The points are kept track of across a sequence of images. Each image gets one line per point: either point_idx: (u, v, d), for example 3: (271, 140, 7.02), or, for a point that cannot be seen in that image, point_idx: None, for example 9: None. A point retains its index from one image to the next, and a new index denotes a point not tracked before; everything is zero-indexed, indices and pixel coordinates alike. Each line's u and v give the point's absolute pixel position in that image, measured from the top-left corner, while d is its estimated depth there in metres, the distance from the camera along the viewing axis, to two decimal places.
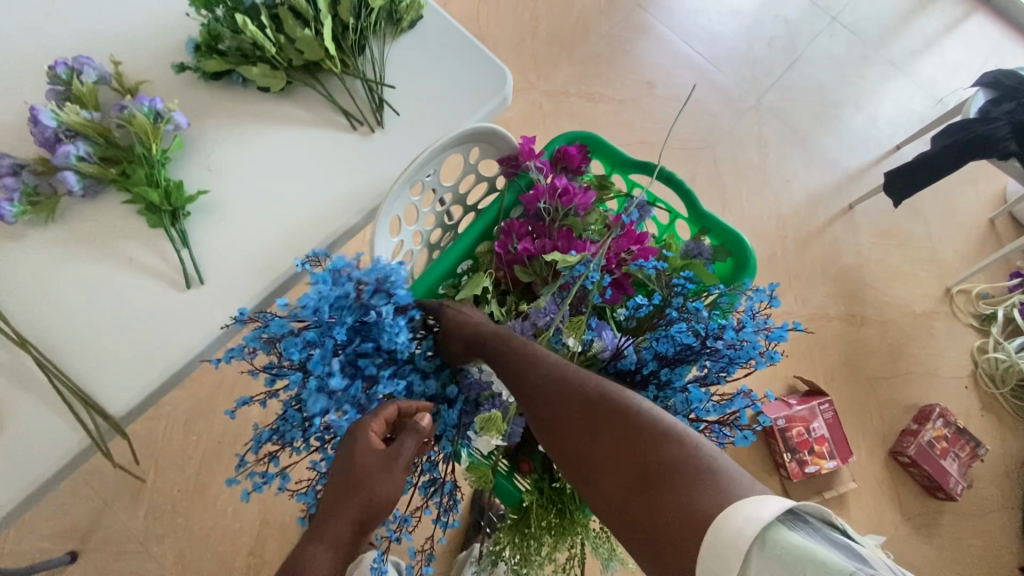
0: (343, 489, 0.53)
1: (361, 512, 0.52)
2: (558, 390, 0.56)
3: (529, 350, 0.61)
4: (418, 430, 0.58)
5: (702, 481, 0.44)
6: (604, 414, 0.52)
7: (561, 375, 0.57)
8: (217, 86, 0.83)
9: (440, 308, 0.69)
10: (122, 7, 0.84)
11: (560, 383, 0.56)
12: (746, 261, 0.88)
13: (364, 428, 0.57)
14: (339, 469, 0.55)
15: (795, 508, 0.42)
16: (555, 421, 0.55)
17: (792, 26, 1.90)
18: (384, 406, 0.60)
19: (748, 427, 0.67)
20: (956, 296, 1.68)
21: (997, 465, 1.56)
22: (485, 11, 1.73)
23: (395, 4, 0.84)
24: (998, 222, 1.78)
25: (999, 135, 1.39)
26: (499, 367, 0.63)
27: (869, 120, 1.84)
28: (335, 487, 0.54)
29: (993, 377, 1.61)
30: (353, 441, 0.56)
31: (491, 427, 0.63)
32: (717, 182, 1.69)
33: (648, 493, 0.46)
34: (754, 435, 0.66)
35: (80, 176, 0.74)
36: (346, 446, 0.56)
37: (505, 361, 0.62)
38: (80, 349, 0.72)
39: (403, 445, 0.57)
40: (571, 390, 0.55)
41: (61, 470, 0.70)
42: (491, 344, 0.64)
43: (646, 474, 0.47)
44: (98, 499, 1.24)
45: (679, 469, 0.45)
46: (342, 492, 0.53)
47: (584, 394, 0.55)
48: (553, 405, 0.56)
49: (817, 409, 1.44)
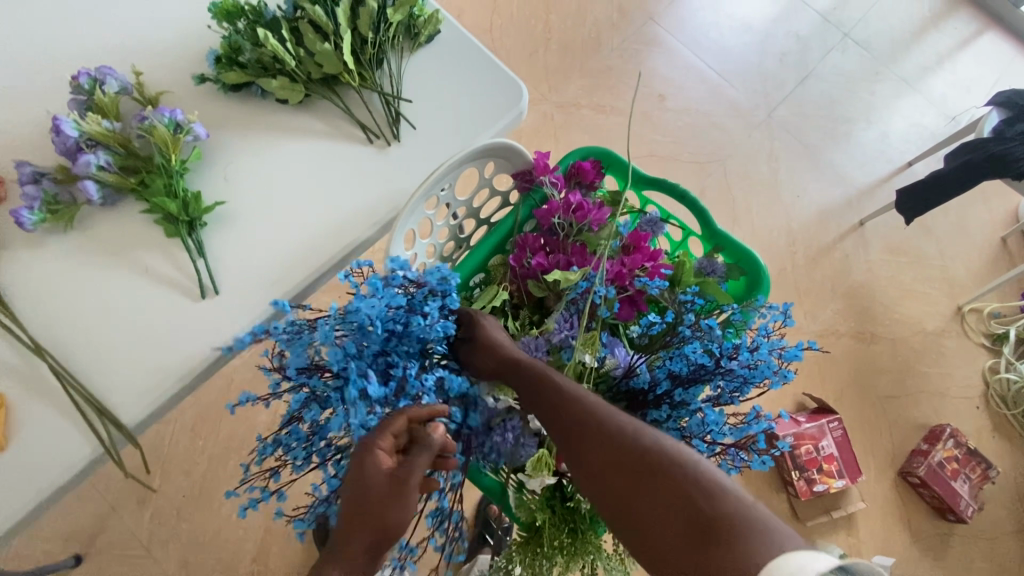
0: (355, 516, 0.52)
1: (373, 537, 0.52)
2: (603, 437, 0.55)
3: (568, 392, 0.61)
4: (427, 445, 0.55)
5: (755, 535, 0.44)
6: (651, 463, 0.51)
7: (603, 421, 0.56)
8: (236, 98, 0.83)
9: (474, 317, 0.72)
10: (145, 18, 0.85)
11: (601, 426, 0.56)
12: (760, 280, 0.87)
13: (371, 450, 0.54)
14: (350, 493, 0.53)
15: (847, 566, 0.43)
16: (595, 465, 0.55)
17: (804, 42, 1.90)
18: (393, 418, 0.56)
19: (766, 453, 0.66)
20: (967, 315, 1.67)
21: (1008, 486, 1.53)
22: (498, 22, 1.74)
23: (413, 19, 0.85)
24: (1011, 241, 1.76)
25: (1013, 155, 1.38)
26: (536, 402, 0.63)
27: (881, 136, 1.84)
28: (346, 513, 0.53)
29: (1005, 397, 1.59)
30: (361, 464, 0.53)
31: (543, 466, 0.68)
32: (726, 196, 1.69)
33: (705, 548, 0.45)
34: (772, 461, 0.65)
35: (99, 185, 0.75)
36: (354, 466, 0.54)
37: (547, 403, 0.61)
38: (94, 358, 0.72)
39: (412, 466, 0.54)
40: (612, 433, 0.55)
41: (72, 478, 0.70)
42: (528, 378, 0.64)
43: (701, 527, 0.46)
44: (104, 503, 1.24)
45: (727, 526, 0.45)
46: (354, 518, 0.52)
47: (626, 438, 0.54)
48: (599, 453, 0.55)
49: (826, 427, 1.42)
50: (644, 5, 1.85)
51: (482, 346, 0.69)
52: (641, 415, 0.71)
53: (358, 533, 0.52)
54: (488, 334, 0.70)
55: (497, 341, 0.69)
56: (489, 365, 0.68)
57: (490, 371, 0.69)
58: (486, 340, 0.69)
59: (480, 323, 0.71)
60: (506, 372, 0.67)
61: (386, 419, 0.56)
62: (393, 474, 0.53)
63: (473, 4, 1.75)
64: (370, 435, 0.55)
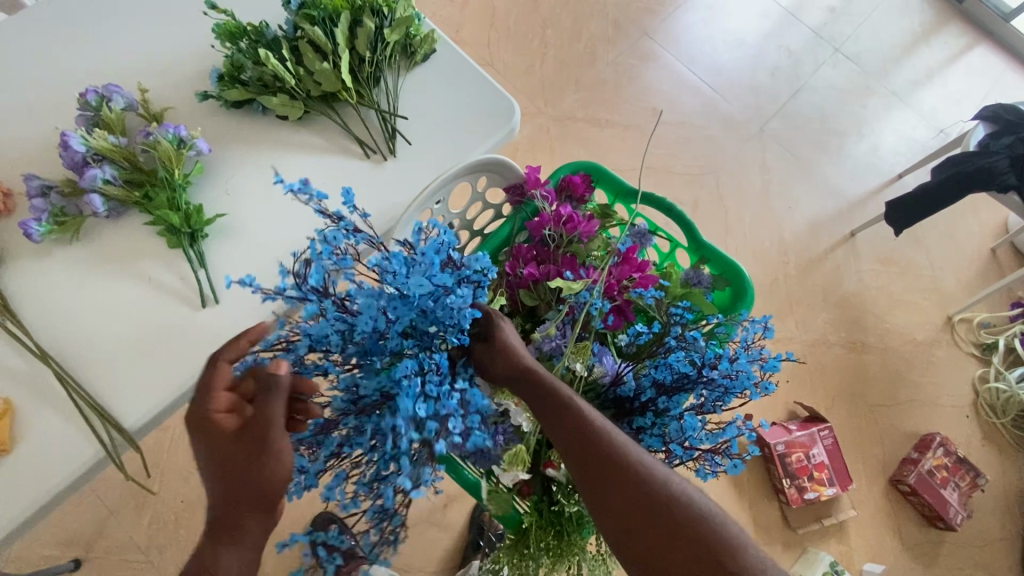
0: (229, 487, 0.47)
1: (248, 496, 0.47)
2: (628, 483, 0.52)
3: (588, 425, 0.55)
4: (272, 386, 0.49)
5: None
6: (679, 517, 0.51)
7: (628, 464, 0.53)
8: (237, 114, 0.86)
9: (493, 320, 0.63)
10: (150, 38, 0.88)
11: (629, 473, 0.53)
12: (744, 291, 0.90)
13: (206, 417, 0.49)
14: (209, 463, 0.49)
15: None
16: (620, 511, 0.52)
17: (796, 56, 1.94)
18: (216, 373, 0.51)
19: (739, 457, 0.67)
20: (957, 325, 1.69)
21: (998, 495, 1.55)
22: (496, 37, 1.78)
23: (409, 39, 0.88)
24: (1000, 251, 1.79)
25: (998, 168, 1.41)
26: (555, 431, 0.57)
27: (872, 149, 1.87)
28: (211, 488, 0.48)
29: (994, 406, 1.61)
30: (206, 431, 0.49)
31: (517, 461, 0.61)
32: (719, 207, 1.71)
33: None
34: (745, 464, 0.65)
35: (105, 199, 0.78)
36: (200, 439, 0.50)
37: (564, 434, 0.56)
38: (97, 366, 0.75)
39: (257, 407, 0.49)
40: (639, 480, 0.53)
41: (74, 481, 0.72)
42: (547, 402, 0.58)
43: None
44: (103, 508, 1.26)
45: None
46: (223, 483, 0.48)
47: (651, 486, 0.52)
48: (621, 500, 0.52)
49: (817, 435, 1.44)
50: (639, 21, 1.89)
51: (497, 354, 0.62)
52: (627, 422, 0.74)
53: (235, 495, 0.47)
54: (507, 339, 0.62)
55: (514, 348, 0.62)
56: (502, 376, 0.61)
57: (501, 380, 0.62)
58: (503, 345, 0.62)
59: (501, 327, 0.63)
60: (523, 387, 0.60)
61: (213, 377, 0.51)
62: (243, 424, 0.49)
63: (471, 19, 1.79)
64: (197, 404, 0.50)
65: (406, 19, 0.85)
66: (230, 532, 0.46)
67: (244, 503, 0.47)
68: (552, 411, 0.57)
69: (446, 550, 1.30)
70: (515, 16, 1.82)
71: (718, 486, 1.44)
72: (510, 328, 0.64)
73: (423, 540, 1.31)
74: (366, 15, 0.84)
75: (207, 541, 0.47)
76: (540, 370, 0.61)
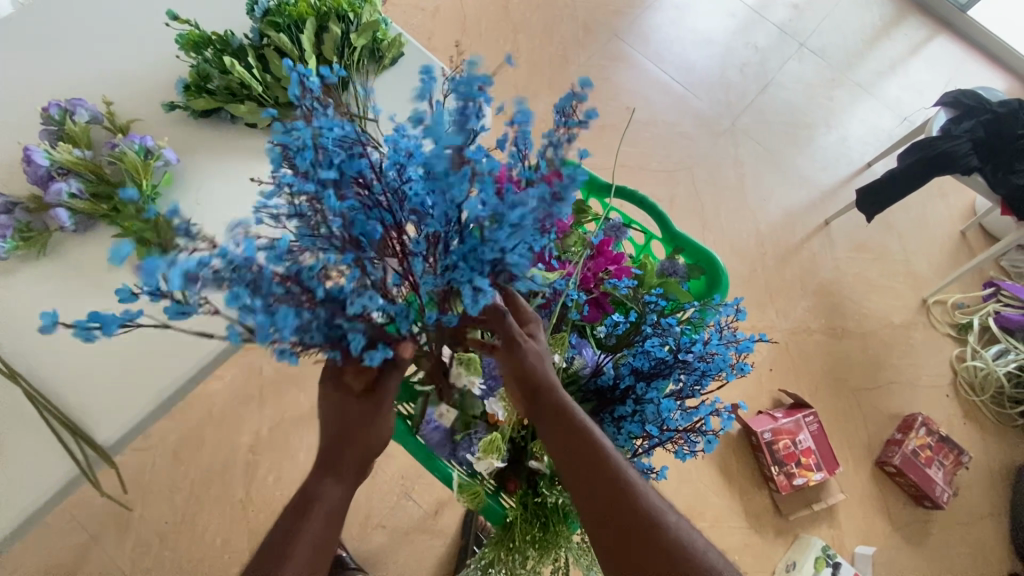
0: (329, 462, 0.53)
1: (362, 460, 0.55)
2: (645, 536, 0.50)
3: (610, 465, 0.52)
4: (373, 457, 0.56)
5: None
6: None
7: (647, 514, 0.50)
8: (206, 123, 0.86)
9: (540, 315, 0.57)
10: (113, 52, 0.88)
11: (652, 530, 0.50)
12: (719, 280, 0.91)
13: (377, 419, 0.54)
14: (334, 424, 0.54)
15: None
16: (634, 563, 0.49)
17: (763, 53, 1.99)
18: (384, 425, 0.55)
19: (712, 433, 0.67)
20: (933, 307, 1.73)
21: (981, 471, 1.58)
22: (467, 45, 1.80)
23: (377, 43, 0.89)
24: (970, 233, 1.84)
25: (961, 151, 1.45)
26: (578, 468, 0.52)
27: (841, 139, 1.92)
28: (330, 428, 0.54)
29: (973, 385, 1.65)
30: (351, 434, 0.54)
31: (491, 449, 0.65)
32: (695, 202, 1.73)
33: None
34: (717, 442, 0.66)
35: (72, 212, 0.77)
36: (353, 433, 0.54)
37: (589, 471, 0.51)
38: (68, 382, 0.73)
39: (378, 416, 0.54)
40: (658, 538, 0.50)
41: (51, 499, 0.71)
42: (571, 433, 0.53)
43: None
44: (86, 533, 1.23)
45: None
46: (336, 454, 0.53)
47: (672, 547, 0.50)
48: (639, 550, 0.49)
49: (802, 421, 1.46)
50: (608, 23, 1.92)
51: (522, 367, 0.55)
52: (608, 411, 0.74)
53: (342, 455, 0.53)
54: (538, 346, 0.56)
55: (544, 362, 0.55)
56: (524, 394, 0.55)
57: (522, 394, 0.56)
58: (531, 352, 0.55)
59: (531, 335, 0.57)
60: (548, 411, 0.54)
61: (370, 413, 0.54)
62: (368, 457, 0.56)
63: (442, 27, 1.81)
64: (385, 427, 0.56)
65: (371, 23, 0.86)
66: (316, 498, 0.51)
67: (332, 474, 0.53)
68: (572, 441, 0.53)
69: (439, 557, 1.30)
70: (486, 22, 1.84)
71: (708, 477, 1.45)
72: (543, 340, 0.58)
73: (414, 546, 1.30)
74: (332, 21, 0.85)
75: (314, 475, 0.53)
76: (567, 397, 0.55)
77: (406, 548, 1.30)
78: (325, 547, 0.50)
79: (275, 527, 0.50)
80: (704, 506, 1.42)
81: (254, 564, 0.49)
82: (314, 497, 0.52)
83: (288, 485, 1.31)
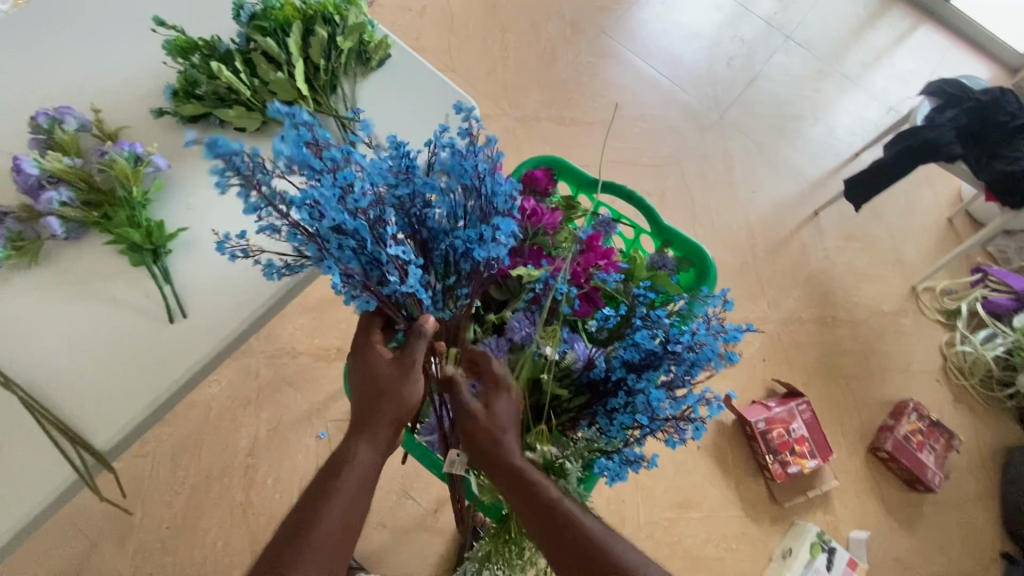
0: (363, 421, 0.59)
1: (394, 419, 0.59)
2: None
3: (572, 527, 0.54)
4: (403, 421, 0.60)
5: None
6: None
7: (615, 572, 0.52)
8: (195, 128, 0.86)
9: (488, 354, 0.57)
10: (100, 59, 0.88)
11: None
12: (707, 271, 0.93)
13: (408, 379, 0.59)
14: (366, 384, 0.60)
15: None
16: None
17: (749, 46, 2.00)
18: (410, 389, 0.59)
19: (700, 420, 0.69)
20: (921, 294, 1.75)
21: (972, 455, 1.60)
22: (456, 44, 1.80)
23: (364, 46, 0.89)
24: (956, 220, 1.86)
25: (945, 139, 1.46)
26: (540, 532, 0.55)
27: (828, 130, 1.93)
28: (364, 390, 0.59)
29: (963, 369, 1.67)
30: (385, 399, 0.58)
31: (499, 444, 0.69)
32: (686, 196, 1.75)
33: None
34: (705, 428, 0.68)
35: (63, 221, 0.77)
36: (385, 390, 0.59)
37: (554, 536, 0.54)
38: (64, 389, 0.74)
39: (408, 383, 0.59)
40: None
41: (49, 506, 0.71)
42: (533, 504, 0.55)
43: None
44: (86, 540, 1.23)
45: None
46: (366, 420, 0.59)
47: None
48: None
49: (795, 409, 1.48)
50: (596, 20, 1.93)
51: (480, 442, 0.56)
52: (601, 404, 0.75)
53: (372, 415, 0.59)
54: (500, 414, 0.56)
55: (504, 436, 0.56)
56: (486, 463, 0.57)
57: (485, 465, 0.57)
58: (488, 427, 0.55)
59: (494, 404, 0.56)
60: (507, 483, 0.56)
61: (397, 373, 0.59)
62: (398, 420, 0.60)
63: (430, 27, 1.81)
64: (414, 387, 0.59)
65: (358, 25, 0.85)
66: (348, 464, 0.57)
67: (365, 439, 0.58)
68: (535, 510, 0.55)
69: (440, 554, 1.31)
70: (474, 21, 1.84)
71: (704, 468, 1.46)
72: (506, 407, 0.57)
73: (414, 544, 1.31)
74: (318, 25, 0.85)
75: (348, 437, 0.59)
76: (527, 466, 0.56)
77: (407, 546, 1.31)
78: (356, 511, 0.56)
79: (314, 486, 0.57)
80: (700, 496, 1.44)
81: (291, 522, 0.55)
82: (347, 460, 0.57)
83: (287, 487, 1.31)
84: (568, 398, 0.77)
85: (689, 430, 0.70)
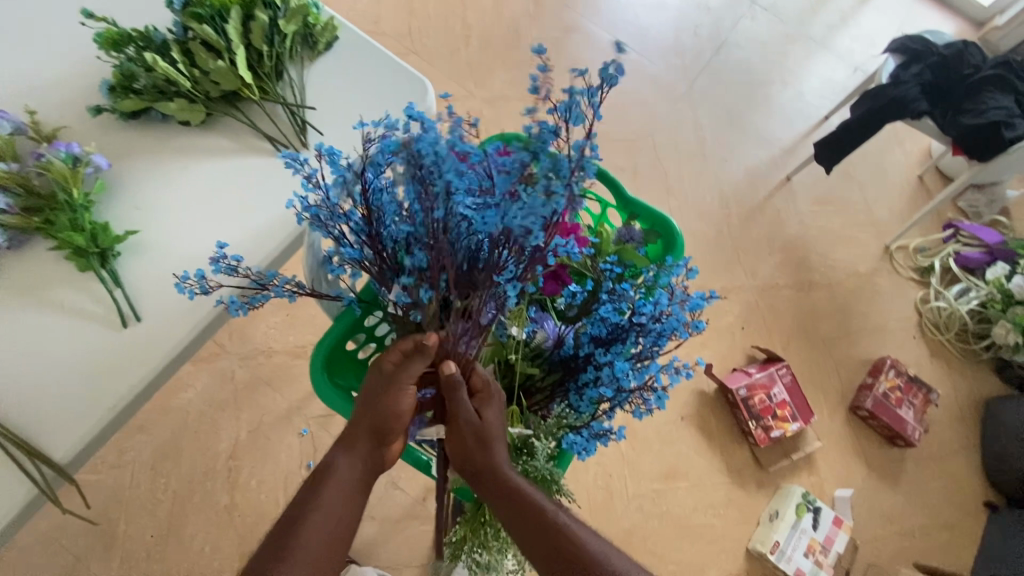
0: (348, 436, 0.61)
1: (375, 430, 0.61)
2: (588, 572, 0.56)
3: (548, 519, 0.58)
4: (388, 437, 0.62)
5: None
6: None
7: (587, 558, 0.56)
8: (137, 124, 0.83)
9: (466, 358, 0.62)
10: (30, 58, 0.84)
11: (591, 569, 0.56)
12: (674, 242, 0.91)
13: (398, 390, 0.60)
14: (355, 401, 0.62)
15: None
16: None
17: (715, 14, 1.98)
18: (399, 399, 0.60)
19: (663, 389, 0.69)
20: (895, 253, 1.77)
21: (950, 407, 1.63)
22: (416, 26, 1.76)
23: (309, 28, 0.86)
24: (927, 177, 1.88)
25: (911, 96, 1.46)
26: (522, 534, 0.59)
27: (797, 95, 1.93)
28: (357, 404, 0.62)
29: (938, 324, 1.70)
30: (368, 413, 0.61)
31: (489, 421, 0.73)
32: (658, 169, 1.74)
33: None
34: (666, 399, 0.68)
35: (2, 228, 0.74)
36: (371, 402, 0.61)
37: (532, 532, 0.58)
38: (17, 402, 0.71)
39: (392, 395, 0.60)
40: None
41: (11, 524, 0.69)
42: (515, 501, 0.60)
43: None
44: (69, 554, 1.21)
45: None
46: (350, 432, 0.61)
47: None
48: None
49: (776, 374, 1.49)
50: None
51: (466, 452, 0.62)
52: (575, 382, 0.75)
53: (358, 430, 0.61)
54: (487, 422, 0.62)
55: (490, 445, 0.61)
56: (476, 472, 0.62)
57: (469, 473, 0.63)
58: (476, 435, 0.61)
59: (483, 412, 0.62)
60: (490, 486, 0.61)
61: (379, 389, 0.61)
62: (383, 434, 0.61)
63: (389, 11, 1.76)
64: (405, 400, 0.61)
65: (300, 8, 0.83)
66: (332, 471, 0.59)
67: (346, 452, 0.61)
68: (516, 505, 0.59)
69: (431, 541, 1.31)
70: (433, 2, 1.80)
71: (689, 438, 1.48)
72: (495, 415, 0.63)
73: (405, 533, 1.31)
74: (258, 9, 0.82)
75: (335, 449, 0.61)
76: (509, 471, 0.61)
77: (398, 536, 1.31)
78: (343, 518, 0.57)
79: (298, 495, 0.58)
80: (687, 466, 1.45)
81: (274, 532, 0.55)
82: (329, 468, 0.60)
83: (272, 487, 1.30)
84: (540, 376, 0.77)
85: (653, 399, 0.70)
